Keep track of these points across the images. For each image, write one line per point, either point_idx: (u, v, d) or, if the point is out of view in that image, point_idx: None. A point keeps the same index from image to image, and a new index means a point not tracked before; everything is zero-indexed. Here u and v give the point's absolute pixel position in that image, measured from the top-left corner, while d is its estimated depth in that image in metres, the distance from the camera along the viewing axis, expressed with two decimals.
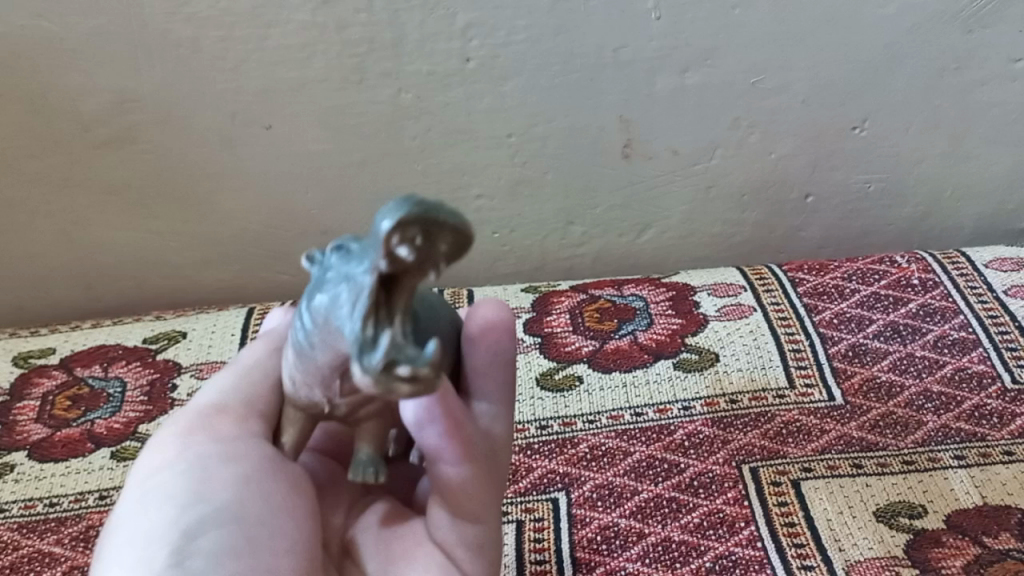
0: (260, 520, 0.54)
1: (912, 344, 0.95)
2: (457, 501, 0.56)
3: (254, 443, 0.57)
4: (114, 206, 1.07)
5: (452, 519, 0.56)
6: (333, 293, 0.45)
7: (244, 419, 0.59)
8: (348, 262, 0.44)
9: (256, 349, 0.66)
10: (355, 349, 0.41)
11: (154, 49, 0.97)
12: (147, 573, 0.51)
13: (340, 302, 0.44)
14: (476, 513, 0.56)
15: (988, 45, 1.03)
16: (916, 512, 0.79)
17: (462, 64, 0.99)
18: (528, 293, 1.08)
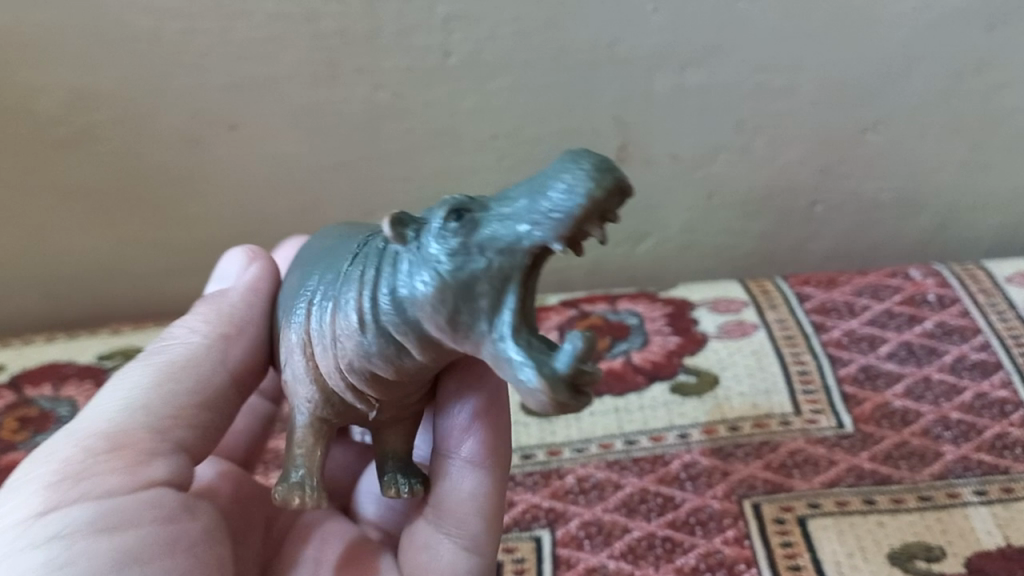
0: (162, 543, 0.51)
1: (928, 367, 0.88)
2: (465, 522, 0.60)
3: (170, 457, 0.54)
4: (72, 212, 1.00)
5: (452, 542, 0.60)
6: (461, 283, 0.41)
7: (164, 426, 0.54)
8: (467, 245, 0.41)
9: (198, 323, 0.61)
10: (523, 357, 0.40)
11: (110, 41, 0.90)
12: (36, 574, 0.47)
13: (477, 296, 0.41)
14: (470, 528, 0.60)
15: (1012, 43, 0.95)
16: (933, 554, 0.70)
17: (443, 59, 0.92)
18: None
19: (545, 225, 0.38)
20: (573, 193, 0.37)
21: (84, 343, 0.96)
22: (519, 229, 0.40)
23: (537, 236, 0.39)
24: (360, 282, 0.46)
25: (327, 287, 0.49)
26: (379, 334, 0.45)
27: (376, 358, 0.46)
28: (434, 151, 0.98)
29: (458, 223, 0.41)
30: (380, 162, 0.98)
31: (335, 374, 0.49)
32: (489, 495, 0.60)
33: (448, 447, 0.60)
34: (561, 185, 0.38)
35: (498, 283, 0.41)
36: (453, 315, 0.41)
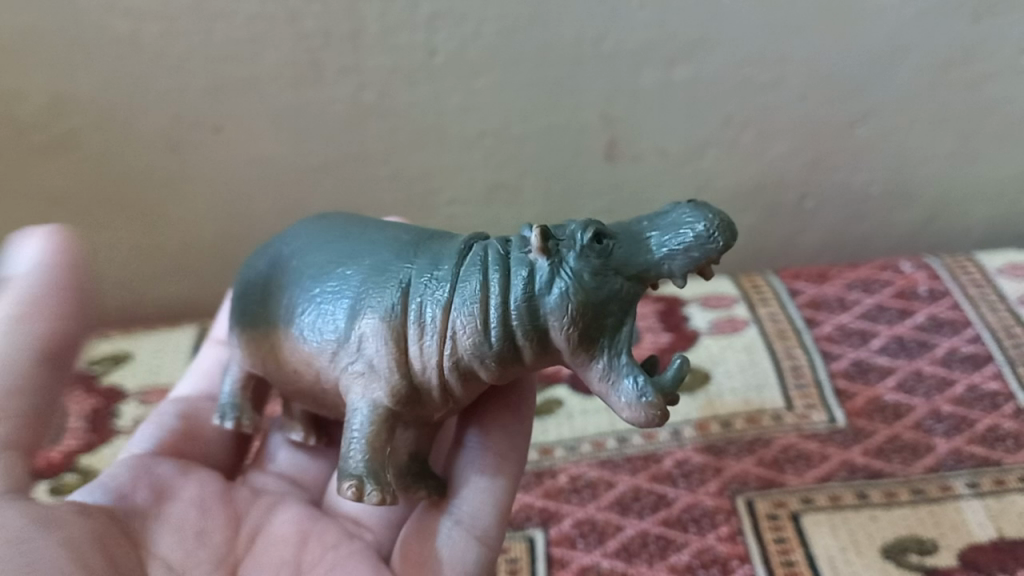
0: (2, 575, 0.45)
1: (919, 360, 0.88)
2: (478, 513, 0.59)
3: None
4: (57, 218, 1.00)
5: (462, 531, 0.58)
6: (599, 301, 0.48)
7: None
8: (607, 266, 0.49)
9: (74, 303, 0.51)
10: (637, 374, 0.49)
11: (91, 46, 0.89)
12: None
13: (607, 313, 0.49)
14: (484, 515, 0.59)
15: (998, 34, 0.95)
16: (926, 547, 0.70)
17: (429, 58, 0.91)
18: None
19: (680, 261, 0.48)
20: (711, 238, 0.47)
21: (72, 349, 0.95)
22: (654, 259, 0.49)
23: (668, 268, 0.48)
24: (474, 286, 0.50)
25: (427, 284, 0.51)
26: (501, 335, 0.49)
27: (488, 358, 0.50)
28: (421, 149, 0.97)
29: (598, 246, 0.49)
30: (368, 162, 0.98)
31: (428, 372, 0.50)
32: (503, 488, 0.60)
33: (476, 437, 0.62)
34: (698, 230, 0.47)
35: (623, 306, 0.49)
36: (587, 329, 0.48)
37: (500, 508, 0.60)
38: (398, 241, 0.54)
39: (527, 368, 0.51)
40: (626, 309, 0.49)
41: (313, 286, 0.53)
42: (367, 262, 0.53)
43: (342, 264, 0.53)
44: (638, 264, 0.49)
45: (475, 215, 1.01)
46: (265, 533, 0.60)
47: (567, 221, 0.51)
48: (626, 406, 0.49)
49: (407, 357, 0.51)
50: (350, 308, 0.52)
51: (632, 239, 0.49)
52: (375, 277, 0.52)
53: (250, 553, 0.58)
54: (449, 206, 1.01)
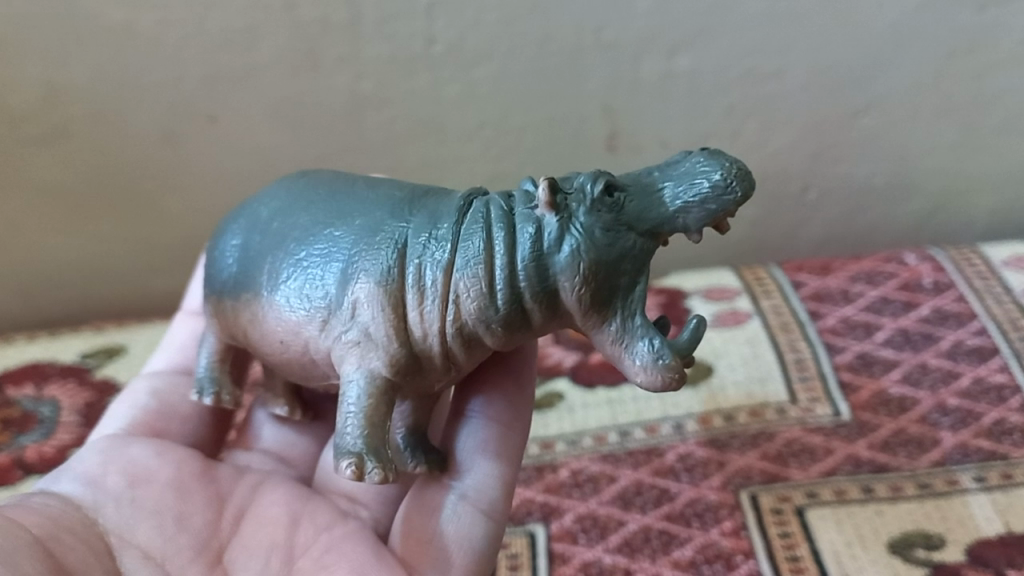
0: None
1: (924, 352, 0.87)
2: (484, 484, 0.57)
3: None
4: (51, 210, 0.99)
5: (466, 504, 0.56)
6: (612, 258, 0.48)
7: None
8: (621, 221, 0.48)
9: None
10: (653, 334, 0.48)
11: (85, 34, 0.88)
12: None
13: (620, 271, 0.48)
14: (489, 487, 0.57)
15: (1003, 24, 0.94)
16: (933, 542, 0.69)
17: (427, 47, 0.90)
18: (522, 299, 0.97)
19: (696, 213, 0.47)
20: (728, 188, 0.47)
21: (65, 342, 0.94)
22: (668, 212, 0.48)
23: (683, 221, 0.48)
24: (480, 245, 0.49)
25: (429, 243, 0.50)
26: (508, 297, 0.48)
27: (495, 323, 0.49)
28: (420, 140, 0.96)
29: (610, 200, 0.48)
30: (366, 153, 0.96)
31: (430, 337, 0.50)
32: (508, 459, 0.59)
33: (477, 407, 0.60)
34: (714, 180, 0.47)
35: (636, 265, 0.48)
36: (599, 290, 0.48)
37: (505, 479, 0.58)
38: (390, 198, 0.53)
39: (533, 332, 0.50)
40: (639, 268, 0.49)
41: (299, 250, 0.52)
42: (358, 223, 0.51)
43: (329, 225, 0.52)
44: (652, 218, 0.48)
45: None
46: (251, 513, 0.58)
47: (573, 175, 0.50)
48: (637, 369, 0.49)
49: (406, 320, 0.50)
50: (341, 271, 0.50)
51: (645, 192, 0.49)
52: (367, 238, 0.51)
53: (235, 534, 0.57)
54: None
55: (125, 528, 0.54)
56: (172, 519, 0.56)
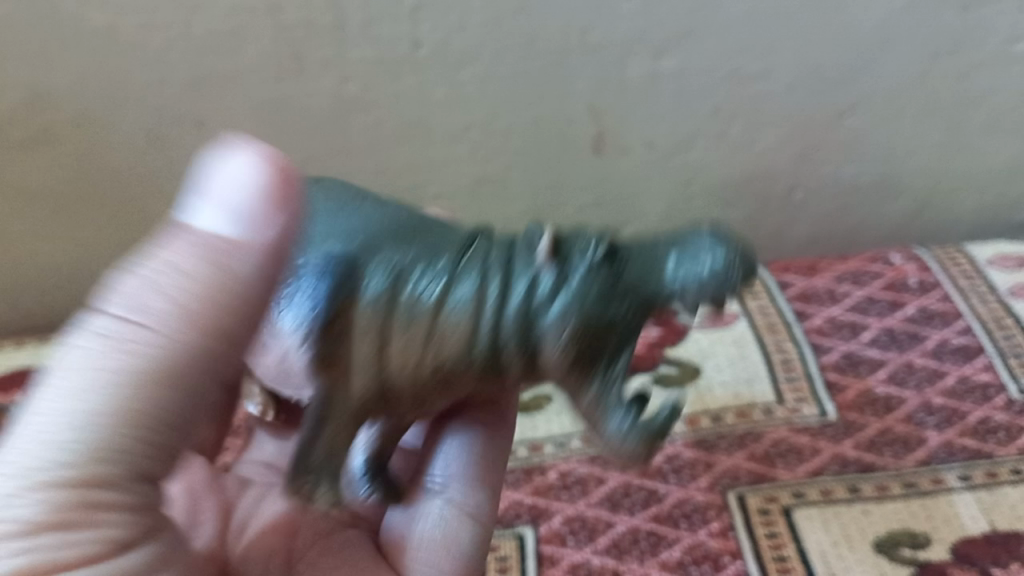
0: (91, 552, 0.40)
1: (910, 352, 0.87)
2: (470, 487, 0.58)
3: None
4: (36, 215, 0.98)
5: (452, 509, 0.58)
6: (602, 322, 0.44)
7: None
8: (617, 286, 0.45)
9: None
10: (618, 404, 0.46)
11: (68, 38, 0.88)
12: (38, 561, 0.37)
13: (605, 337, 0.44)
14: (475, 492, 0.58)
15: (986, 24, 0.94)
16: (919, 542, 0.69)
17: (413, 50, 0.90)
18: None
19: (696, 295, 0.45)
20: (726, 275, 0.45)
21: (51, 349, 0.93)
22: (665, 287, 0.45)
23: (679, 297, 0.45)
24: (471, 286, 0.44)
25: (416, 278, 0.44)
26: (491, 345, 0.44)
27: (471, 371, 0.44)
28: (406, 142, 0.96)
29: (608, 265, 0.45)
30: (353, 156, 0.96)
31: (401, 376, 0.43)
32: (495, 460, 0.59)
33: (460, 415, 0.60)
34: (715, 264, 0.45)
35: (626, 331, 0.45)
36: (584, 348, 0.44)
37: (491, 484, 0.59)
38: (388, 224, 0.47)
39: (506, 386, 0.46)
40: (629, 336, 0.45)
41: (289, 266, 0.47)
42: (349, 244, 0.46)
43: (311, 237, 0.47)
44: (648, 290, 0.45)
45: (460, 209, 1.00)
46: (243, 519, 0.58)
47: (578, 231, 0.47)
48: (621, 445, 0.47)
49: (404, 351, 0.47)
50: (317, 297, 0.44)
51: (643, 261, 0.46)
52: (354, 262, 0.45)
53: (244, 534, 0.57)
54: (435, 199, 1.00)
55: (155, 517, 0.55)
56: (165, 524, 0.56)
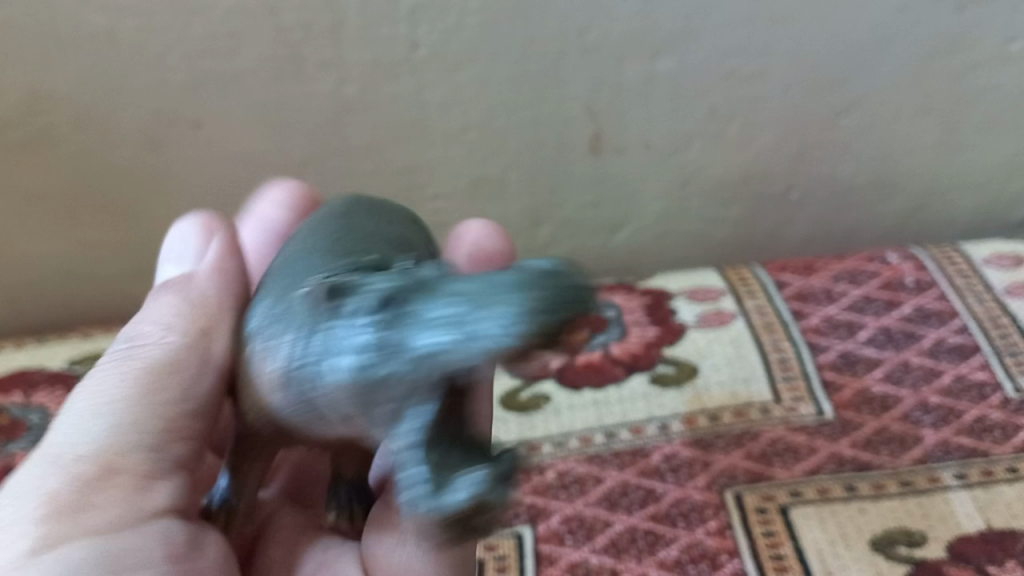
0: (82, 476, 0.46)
1: (906, 351, 0.88)
2: None
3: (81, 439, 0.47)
4: (36, 216, 0.99)
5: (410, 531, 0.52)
6: (370, 376, 0.37)
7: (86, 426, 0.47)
8: (391, 335, 0.37)
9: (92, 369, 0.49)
10: (415, 483, 0.37)
11: (67, 40, 0.88)
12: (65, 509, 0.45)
13: (382, 395, 0.38)
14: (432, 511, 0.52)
15: (982, 24, 0.95)
16: (915, 540, 0.70)
17: (411, 51, 0.90)
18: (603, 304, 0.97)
19: (458, 352, 0.35)
20: (500, 326, 0.34)
21: (52, 350, 0.93)
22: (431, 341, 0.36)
23: (448, 354, 0.35)
24: (287, 336, 0.40)
25: (273, 322, 0.42)
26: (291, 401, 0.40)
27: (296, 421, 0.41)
28: (404, 142, 0.96)
29: (394, 309, 0.37)
30: (352, 157, 0.96)
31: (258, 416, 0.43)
32: None
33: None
34: (491, 318, 0.34)
35: (410, 386, 0.37)
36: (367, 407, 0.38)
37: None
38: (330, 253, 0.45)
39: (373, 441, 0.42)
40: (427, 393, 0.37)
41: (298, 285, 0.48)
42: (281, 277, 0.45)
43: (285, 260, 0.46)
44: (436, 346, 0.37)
45: (458, 209, 1.00)
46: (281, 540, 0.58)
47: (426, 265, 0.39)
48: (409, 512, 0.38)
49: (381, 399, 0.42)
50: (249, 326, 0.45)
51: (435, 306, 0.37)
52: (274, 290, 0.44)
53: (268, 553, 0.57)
54: (433, 200, 1.00)
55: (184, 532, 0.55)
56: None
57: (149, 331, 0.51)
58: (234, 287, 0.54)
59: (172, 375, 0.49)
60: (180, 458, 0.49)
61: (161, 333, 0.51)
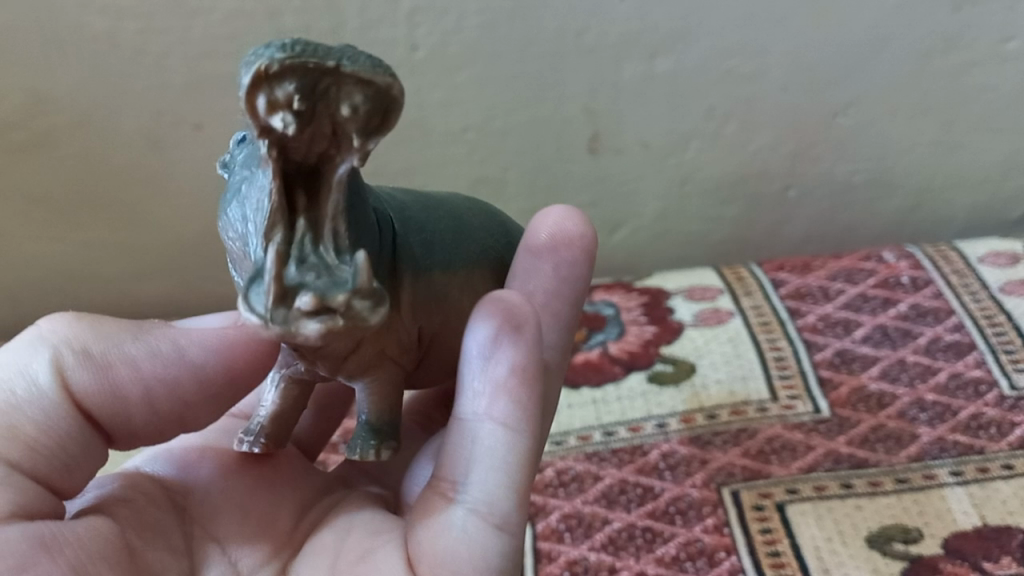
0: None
1: (903, 349, 0.88)
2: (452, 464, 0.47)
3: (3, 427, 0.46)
4: (37, 217, 0.99)
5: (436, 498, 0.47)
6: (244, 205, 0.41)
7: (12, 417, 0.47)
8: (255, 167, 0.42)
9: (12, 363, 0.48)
10: (249, 279, 0.39)
11: (70, 42, 0.89)
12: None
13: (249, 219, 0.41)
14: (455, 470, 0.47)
15: (978, 24, 0.95)
16: (911, 536, 0.70)
17: (410, 53, 0.91)
18: (612, 311, 0.97)
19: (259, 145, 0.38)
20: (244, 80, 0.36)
21: None
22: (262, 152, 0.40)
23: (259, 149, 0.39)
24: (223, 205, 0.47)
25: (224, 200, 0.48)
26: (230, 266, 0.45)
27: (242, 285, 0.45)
28: (404, 144, 0.97)
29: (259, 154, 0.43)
30: None
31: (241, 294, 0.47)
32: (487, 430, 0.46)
33: (476, 407, 0.47)
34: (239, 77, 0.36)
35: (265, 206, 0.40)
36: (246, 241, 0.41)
37: (520, 487, 0.46)
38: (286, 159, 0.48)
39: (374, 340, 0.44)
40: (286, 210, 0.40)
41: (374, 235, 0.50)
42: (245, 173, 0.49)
43: (221, 161, 0.48)
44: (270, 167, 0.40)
45: None
46: (324, 525, 0.54)
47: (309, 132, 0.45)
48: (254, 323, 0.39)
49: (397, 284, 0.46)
50: None
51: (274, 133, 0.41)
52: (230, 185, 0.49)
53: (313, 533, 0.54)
54: None
55: (211, 517, 0.53)
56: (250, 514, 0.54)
57: (19, 343, 0.49)
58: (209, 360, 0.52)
59: (43, 400, 0.47)
60: (63, 473, 0.48)
61: (27, 354, 0.48)
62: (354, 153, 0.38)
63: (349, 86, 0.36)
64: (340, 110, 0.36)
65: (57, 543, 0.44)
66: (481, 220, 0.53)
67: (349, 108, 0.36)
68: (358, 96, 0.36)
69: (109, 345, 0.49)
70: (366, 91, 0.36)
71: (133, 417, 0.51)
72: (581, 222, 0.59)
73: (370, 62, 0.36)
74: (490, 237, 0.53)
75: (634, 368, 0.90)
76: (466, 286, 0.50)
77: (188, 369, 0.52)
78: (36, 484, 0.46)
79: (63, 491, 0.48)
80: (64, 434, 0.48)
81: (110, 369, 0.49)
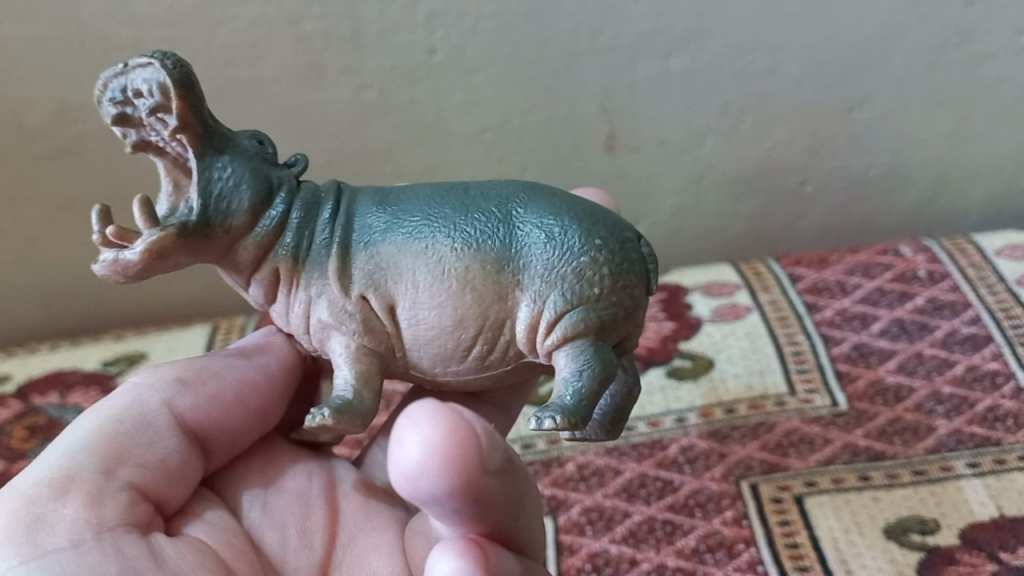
0: (110, 474, 0.48)
1: (920, 342, 0.89)
2: None
3: (113, 447, 0.49)
4: (66, 222, 1.01)
5: None
6: None
7: (122, 442, 0.50)
8: None
9: (124, 398, 0.52)
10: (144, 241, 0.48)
11: (98, 52, 0.91)
12: (86, 510, 0.46)
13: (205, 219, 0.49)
14: None
15: (991, 18, 0.96)
16: (928, 527, 0.71)
17: (429, 56, 0.94)
18: None
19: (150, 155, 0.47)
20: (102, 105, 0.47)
21: (84, 352, 0.96)
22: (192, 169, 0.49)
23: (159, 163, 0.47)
24: None
25: None
26: None
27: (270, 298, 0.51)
28: (424, 145, 0.98)
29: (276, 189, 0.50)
30: (372, 160, 0.98)
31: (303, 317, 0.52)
32: None
33: None
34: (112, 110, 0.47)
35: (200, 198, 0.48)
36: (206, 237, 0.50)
37: None
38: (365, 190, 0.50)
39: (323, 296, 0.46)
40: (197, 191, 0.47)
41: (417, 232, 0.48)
42: None
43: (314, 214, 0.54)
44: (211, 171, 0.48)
45: None
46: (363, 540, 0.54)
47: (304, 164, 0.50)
48: (233, 285, 0.49)
49: (347, 262, 0.46)
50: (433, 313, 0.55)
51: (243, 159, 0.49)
52: None
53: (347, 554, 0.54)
54: None
55: (260, 531, 0.53)
56: (298, 534, 0.54)
57: (129, 385, 0.54)
58: (258, 400, 0.56)
59: (147, 426, 0.51)
60: (168, 488, 0.50)
61: (138, 385, 0.53)
62: (167, 132, 0.44)
63: (138, 75, 0.44)
64: (137, 96, 0.44)
65: (163, 556, 0.46)
66: (490, 198, 0.46)
67: (137, 84, 0.44)
68: (143, 79, 0.44)
69: (195, 373, 0.55)
70: (152, 75, 0.44)
71: (221, 424, 0.54)
72: (440, 422, 0.38)
73: (149, 53, 0.44)
74: (491, 206, 0.46)
75: (654, 364, 0.91)
76: (423, 253, 0.45)
77: (248, 397, 0.55)
78: (144, 501, 0.49)
79: (167, 507, 0.51)
80: (170, 454, 0.51)
81: (201, 390, 0.54)
